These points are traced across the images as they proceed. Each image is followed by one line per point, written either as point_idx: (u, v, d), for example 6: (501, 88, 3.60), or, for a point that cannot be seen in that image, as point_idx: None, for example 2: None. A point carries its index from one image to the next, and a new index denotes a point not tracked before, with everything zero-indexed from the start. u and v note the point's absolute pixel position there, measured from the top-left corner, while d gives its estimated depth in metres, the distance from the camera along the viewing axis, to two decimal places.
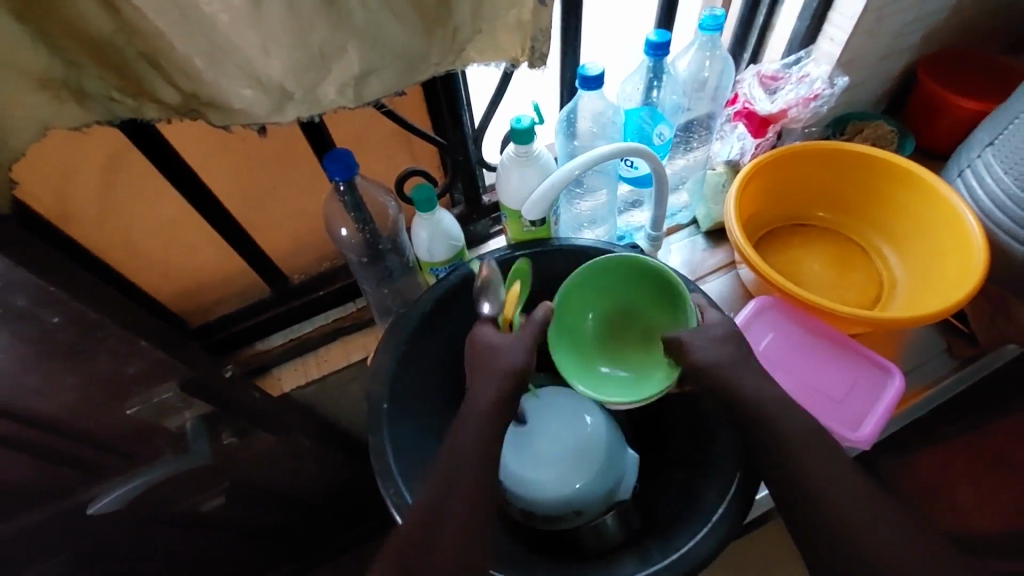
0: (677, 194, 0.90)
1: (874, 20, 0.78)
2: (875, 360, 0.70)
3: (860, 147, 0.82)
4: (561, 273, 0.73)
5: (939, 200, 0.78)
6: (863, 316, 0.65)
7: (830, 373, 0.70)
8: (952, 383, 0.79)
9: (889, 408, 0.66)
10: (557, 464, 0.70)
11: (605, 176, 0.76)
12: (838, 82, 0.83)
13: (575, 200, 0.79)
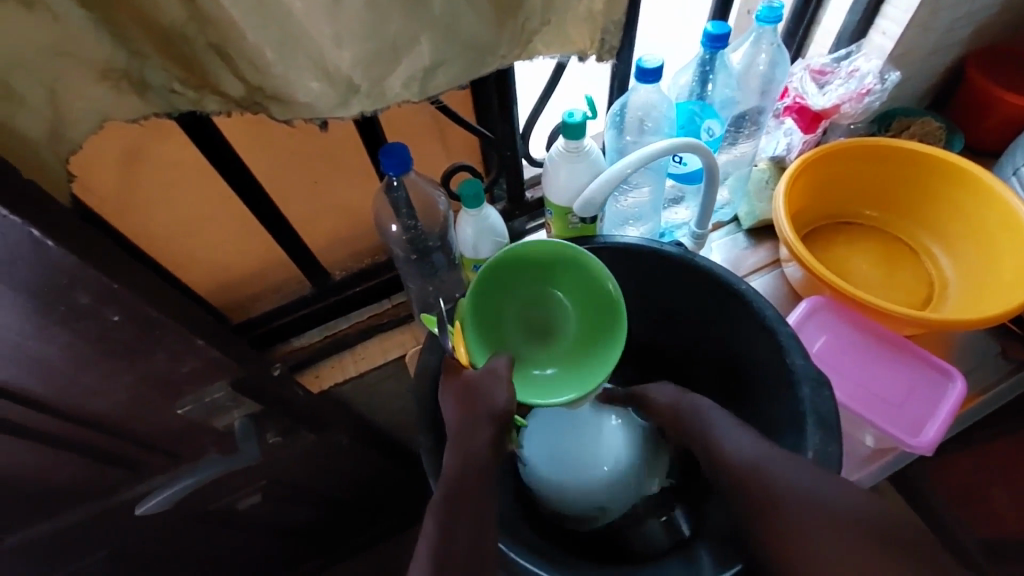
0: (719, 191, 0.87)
1: (932, 12, 0.76)
2: (934, 364, 0.68)
3: (912, 144, 0.79)
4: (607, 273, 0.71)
5: (997, 199, 0.76)
6: (924, 319, 0.63)
7: (886, 376, 0.68)
8: (1007, 388, 0.77)
9: (951, 413, 0.64)
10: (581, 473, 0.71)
11: (654, 172, 0.74)
12: (890, 77, 0.80)
13: (619, 197, 0.77)
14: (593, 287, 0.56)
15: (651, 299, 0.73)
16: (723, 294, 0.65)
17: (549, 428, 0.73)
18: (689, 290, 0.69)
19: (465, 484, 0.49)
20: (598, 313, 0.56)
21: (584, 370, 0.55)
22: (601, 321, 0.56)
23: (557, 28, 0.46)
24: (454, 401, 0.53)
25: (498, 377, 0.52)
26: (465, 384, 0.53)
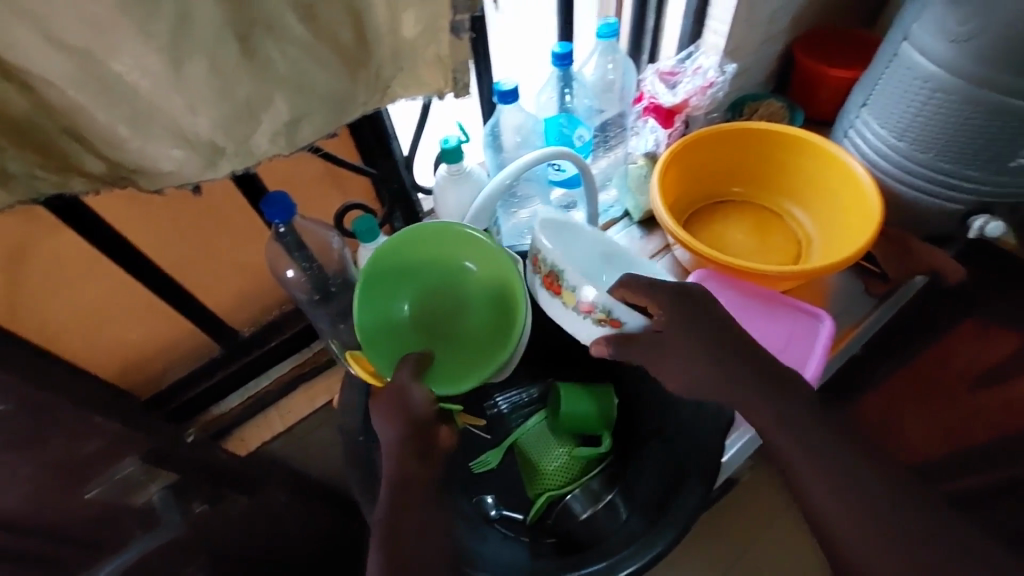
0: (608, 192, 0.99)
1: (749, 11, 0.88)
2: (805, 310, 0.77)
3: (756, 124, 0.90)
4: None
5: (834, 161, 0.87)
6: (787, 272, 0.72)
7: (770, 330, 0.76)
8: (878, 317, 0.92)
9: (823, 350, 0.74)
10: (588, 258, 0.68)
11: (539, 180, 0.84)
12: (728, 69, 0.90)
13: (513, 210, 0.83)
14: (492, 263, 0.67)
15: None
16: None
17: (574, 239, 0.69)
18: None
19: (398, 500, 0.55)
20: (494, 290, 0.68)
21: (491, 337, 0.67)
22: (490, 293, 0.68)
23: (411, 74, 0.50)
24: (401, 416, 0.60)
25: (405, 386, 0.61)
26: (390, 402, 0.61)
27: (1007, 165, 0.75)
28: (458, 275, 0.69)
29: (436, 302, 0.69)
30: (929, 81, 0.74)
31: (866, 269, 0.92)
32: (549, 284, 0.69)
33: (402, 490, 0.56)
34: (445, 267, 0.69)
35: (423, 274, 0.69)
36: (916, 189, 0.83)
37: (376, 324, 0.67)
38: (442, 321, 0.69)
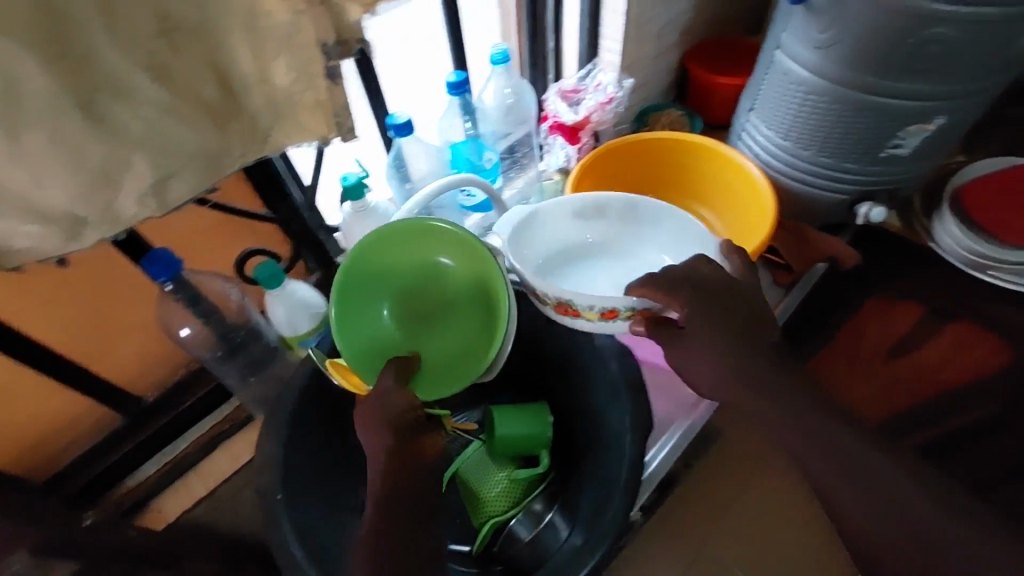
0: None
1: (637, 27, 0.92)
2: None
3: (656, 134, 0.94)
4: None
5: (733, 165, 0.92)
6: None
7: None
8: (790, 304, 0.96)
9: None
10: (563, 228, 0.78)
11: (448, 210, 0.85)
12: (625, 83, 0.96)
13: None
14: (470, 260, 0.64)
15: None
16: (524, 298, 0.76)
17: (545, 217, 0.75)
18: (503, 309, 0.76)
19: (385, 515, 0.53)
20: (478, 287, 0.65)
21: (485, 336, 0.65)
22: (477, 289, 0.65)
23: (289, 120, 0.48)
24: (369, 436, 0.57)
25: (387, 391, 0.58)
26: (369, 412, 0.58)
27: (881, 156, 0.81)
28: (440, 271, 0.67)
29: (417, 303, 0.67)
30: (802, 85, 0.79)
31: (771, 261, 0.97)
32: (560, 309, 0.65)
33: (385, 505, 0.53)
34: (418, 265, 0.66)
35: (400, 272, 0.67)
36: (806, 184, 0.89)
37: (356, 330, 0.65)
38: (427, 318, 0.67)
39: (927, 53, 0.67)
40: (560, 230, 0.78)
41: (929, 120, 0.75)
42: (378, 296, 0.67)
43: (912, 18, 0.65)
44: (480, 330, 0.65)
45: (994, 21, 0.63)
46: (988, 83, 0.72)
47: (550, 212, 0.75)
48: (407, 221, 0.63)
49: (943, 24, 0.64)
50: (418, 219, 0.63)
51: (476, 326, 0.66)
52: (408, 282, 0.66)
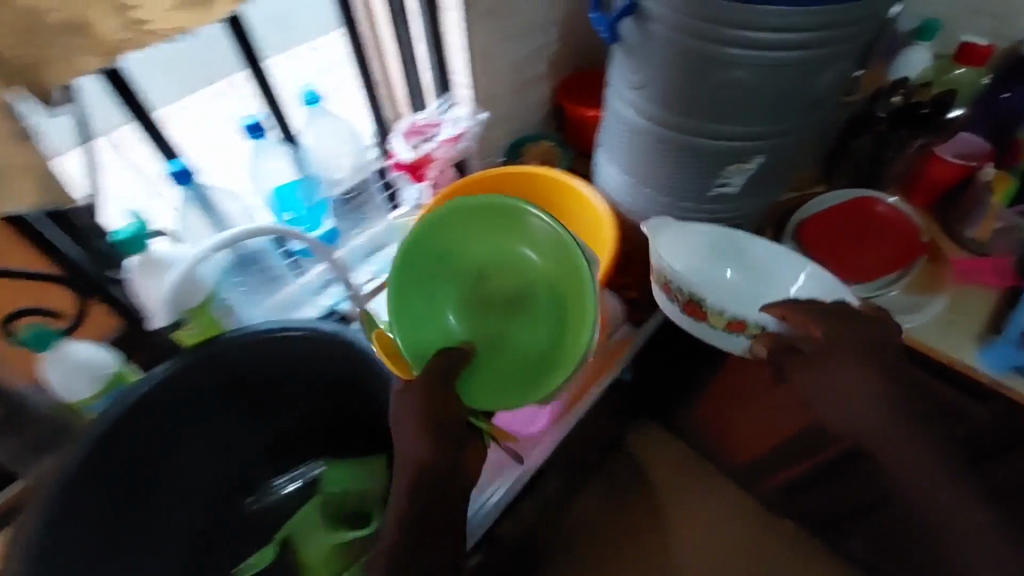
0: (365, 269, 0.94)
1: (485, 64, 0.91)
2: None
3: (509, 171, 0.93)
4: (237, 362, 0.76)
5: (585, 203, 0.92)
6: None
7: None
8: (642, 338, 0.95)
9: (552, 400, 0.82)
10: (697, 246, 0.83)
11: (270, 262, 0.82)
12: (480, 117, 0.94)
13: (251, 289, 0.83)
14: (548, 248, 0.69)
15: (297, 360, 0.79)
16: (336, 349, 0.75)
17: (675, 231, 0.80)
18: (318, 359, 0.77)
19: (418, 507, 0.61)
20: (556, 281, 0.69)
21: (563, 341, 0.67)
22: (561, 281, 0.68)
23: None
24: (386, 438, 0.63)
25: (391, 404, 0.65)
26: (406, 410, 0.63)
27: (712, 196, 0.81)
28: (514, 264, 0.72)
29: (506, 286, 0.72)
30: (628, 125, 0.79)
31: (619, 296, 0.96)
32: (688, 310, 0.77)
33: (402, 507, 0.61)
34: (512, 236, 0.71)
35: (485, 261, 0.73)
36: (652, 220, 0.89)
37: (419, 314, 0.73)
38: (512, 313, 0.72)
39: (730, 96, 0.68)
40: (690, 257, 0.82)
41: (747, 160, 0.75)
42: (497, 263, 0.72)
43: (711, 61, 0.66)
44: (572, 327, 0.67)
45: (783, 65, 0.65)
46: (795, 126, 0.73)
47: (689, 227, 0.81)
48: (474, 200, 0.70)
49: (739, 67, 0.65)
50: (488, 197, 0.70)
51: (539, 340, 0.70)
52: (480, 261, 0.72)
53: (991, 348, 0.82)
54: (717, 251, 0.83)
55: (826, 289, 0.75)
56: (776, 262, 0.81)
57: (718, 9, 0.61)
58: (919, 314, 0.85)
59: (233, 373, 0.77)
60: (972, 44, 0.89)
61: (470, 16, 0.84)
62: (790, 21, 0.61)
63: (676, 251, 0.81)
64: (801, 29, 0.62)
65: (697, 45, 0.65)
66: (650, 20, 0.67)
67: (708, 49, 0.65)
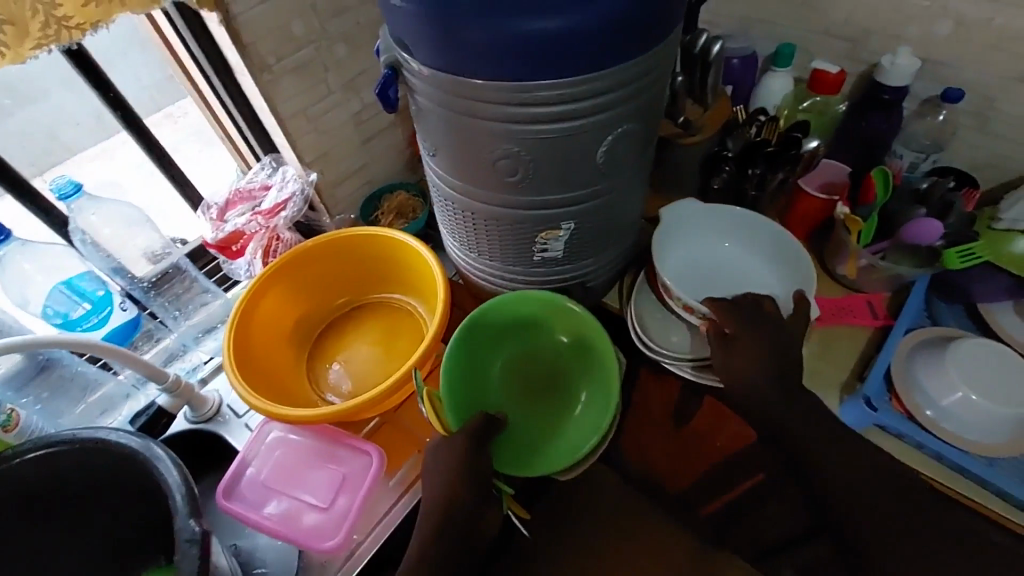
0: (197, 353, 0.88)
1: (308, 123, 0.85)
2: (358, 447, 0.73)
3: (339, 232, 0.87)
4: (24, 488, 0.69)
5: (421, 259, 0.86)
6: (293, 415, 0.70)
7: (319, 478, 0.71)
8: None
9: (363, 492, 0.69)
10: (686, 243, 0.86)
11: (67, 369, 0.79)
12: (311, 177, 0.88)
13: (54, 402, 0.78)
14: (574, 326, 0.80)
15: (91, 481, 0.71)
16: (130, 462, 0.68)
17: (676, 226, 0.85)
18: (116, 472, 0.70)
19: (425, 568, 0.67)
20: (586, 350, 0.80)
21: (599, 402, 0.77)
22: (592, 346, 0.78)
23: None
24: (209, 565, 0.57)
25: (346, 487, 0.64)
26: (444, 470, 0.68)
27: (537, 260, 0.74)
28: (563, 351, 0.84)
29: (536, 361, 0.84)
30: (439, 192, 0.72)
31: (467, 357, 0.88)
32: (665, 289, 0.80)
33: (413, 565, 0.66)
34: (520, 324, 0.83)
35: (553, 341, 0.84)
36: (493, 282, 0.82)
37: (463, 375, 0.79)
38: (537, 395, 0.83)
39: (525, 172, 0.60)
40: (682, 255, 0.86)
41: (560, 226, 0.68)
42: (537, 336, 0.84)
43: (494, 136, 0.58)
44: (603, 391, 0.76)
45: (572, 136, 0.57)
46: (608, 191, 0.66)
47: (684, 227, 0.86)
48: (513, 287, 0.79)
49: (525, 141, 0.57)
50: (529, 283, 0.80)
51: (529, 415, 0.81)
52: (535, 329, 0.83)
53: (848, 402, 0.77)
54: (715, 236, 0.87)
55: (796, 276, 0.80)
56: (766, 243, 0.84)
57: (481, 81, 0.53)
58: None
59: (24, 499, 0.69)
60: (820, 71, 0.85)
61: (266, 81, 0.77)
62: (564, 92, 0.53)
63: (670, 249, 0.85)
64: (580, 99, 0.54)
65: (475, 118, 0.57)
66: (425, 90, 0.58)
67: (487, 123, 0.57)
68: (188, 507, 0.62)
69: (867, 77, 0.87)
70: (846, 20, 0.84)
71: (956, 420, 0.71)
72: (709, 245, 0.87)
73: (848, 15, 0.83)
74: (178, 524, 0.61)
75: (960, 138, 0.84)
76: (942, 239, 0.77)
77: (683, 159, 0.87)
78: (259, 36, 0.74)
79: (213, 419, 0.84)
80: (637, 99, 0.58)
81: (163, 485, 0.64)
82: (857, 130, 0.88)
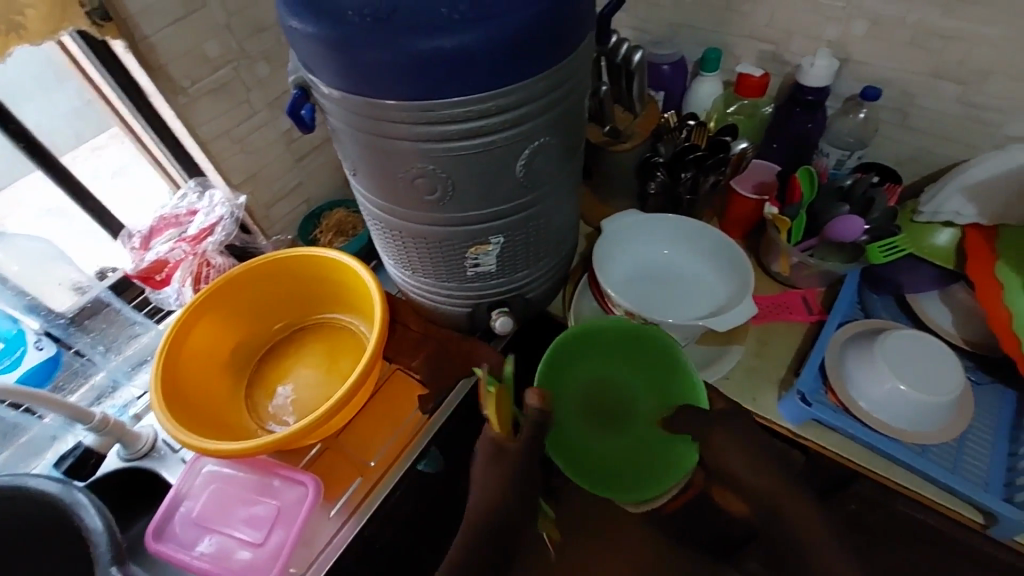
0: (128, 389, 0.85)
1: (234, 145, 0.83)
2: (294, 477, 0.72)
3: (271, 255, 0.85)
4: None
5: (357, 276, 0.84)
6: (225, 449, 0.68)
7: (256, 512, 0.70)
8: (459, 423, 0.85)
9: (300, 524, 0.68)
10: (625, 250, 0.86)
11: None
12: (239, 200, 0.86)
13: None
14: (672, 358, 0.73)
15: (11, 530, 0.67)
16: (51, 509, 0.65)
17: (615, 234, 0.84)
18: (37, 521, 0.67)
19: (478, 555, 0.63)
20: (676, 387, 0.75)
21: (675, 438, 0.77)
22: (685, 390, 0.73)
23: None
24: None
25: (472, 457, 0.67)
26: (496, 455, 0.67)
27: (471, 275, 0.73)
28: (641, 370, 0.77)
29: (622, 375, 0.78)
30: (367, 213, 0.71)
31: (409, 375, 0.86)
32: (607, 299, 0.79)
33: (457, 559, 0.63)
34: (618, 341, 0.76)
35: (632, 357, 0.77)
36: (433, 300, 0.81)
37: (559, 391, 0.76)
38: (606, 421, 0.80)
39: (445, 189, 0.60)
40: (621, 261, 0.85)
41: (489, 241, 0.67)
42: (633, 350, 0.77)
43: (408, 154, 0.57)
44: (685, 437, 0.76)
45: (487, 152, 0.56)
46: (534, 202, 0.66)
47: (622, 234, 0.85)
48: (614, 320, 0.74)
49: (440, 159, 0.56)
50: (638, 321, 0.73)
51: (610, 426, 0.80)
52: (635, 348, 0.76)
53: (786, 398, 0.77)
54: (654, 240, 0.87)
55: (731, 275, 0.81)
56: (702, 244, 0.85)
57: (388, 101, 0.52)
58: (717, 368, 0.81)
59: None
60: (745, 75, 0.87)
61: (183, 103, 0.75)
62: (472, 109, 0.53)
63: (611, 256, 0.84)
64: (491, 115, 0.54)
65: (386, 138, 0.56)
66: (336, 112, 0.57)
67: (400, 142, 0.56)
68: (112, 553, 0.59)
69: (790, 78, 0.89)
70: (765, 25, 0.86)
71: (888, 410, 0.73)
72: (650, 249, 0.87)
73: (768, 19, 0.85)
74: (99, 573, 0.58)
75: (881, 135, 0.86)
76: (868, 234, 0.79)
77: (617, 168, 0.89)
78: (171, 58, 0.72)
79: (149, 455, 0.80)
80: (554, 109, 0.58)
81: (85, 531, 0.61)
82: (785, 130, 0.90)
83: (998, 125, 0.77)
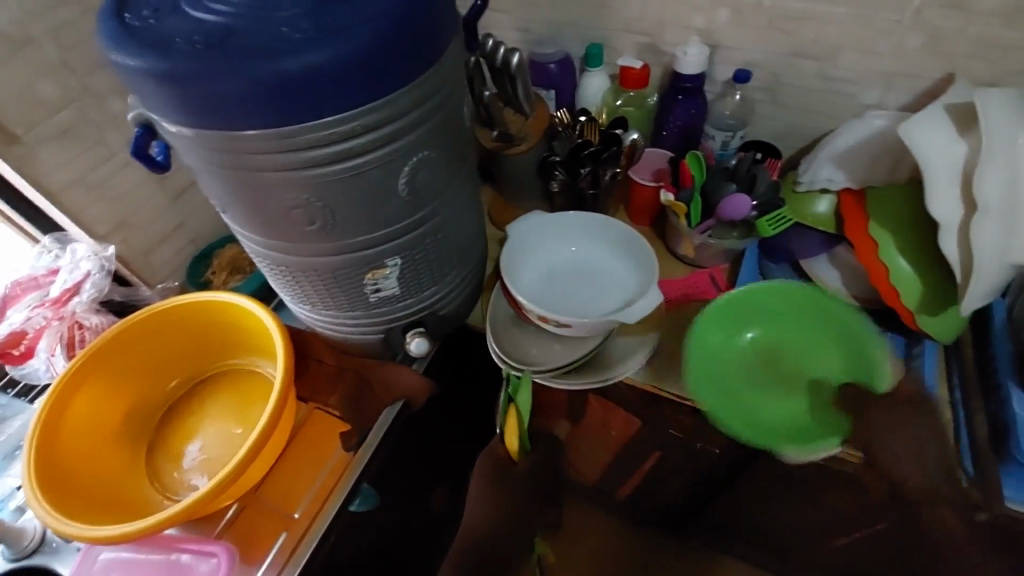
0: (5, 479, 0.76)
1: (94, 193, 0.75)
2: (205, 549, 0.67)
3: (154, 307, 0.77)
4: None
5: (253, 316, 0.78)
6: (119, 534, 0.61)
7: None
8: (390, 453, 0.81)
9: None
10: (532, 253, 0.86)
11: None
12: (107, 250, 0.78)
13: None
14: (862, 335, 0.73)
15: None
16: None
17: (519, 238, 0.84)
18: None
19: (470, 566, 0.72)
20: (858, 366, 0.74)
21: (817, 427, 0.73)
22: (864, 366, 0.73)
23: None
24: None
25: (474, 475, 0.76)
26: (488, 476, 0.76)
27: (375, 300, 0.70)
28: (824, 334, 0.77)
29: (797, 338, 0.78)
30: (250, 250, 0.66)
31: (326, 411, 0.81)
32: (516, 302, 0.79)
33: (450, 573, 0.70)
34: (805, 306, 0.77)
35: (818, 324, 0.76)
36: (340, 330, 0.77)
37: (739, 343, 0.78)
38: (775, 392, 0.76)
39: (325, 219, 0.56)
40: (530, 265, 0.85)
41: (386, 263, 0.64)
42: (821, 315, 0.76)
43: (277, 186, 0.53)
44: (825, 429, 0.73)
45: (363, 174, 0.53)
46: (427, 218, 0.63)
47: (526, 237, 0.85)
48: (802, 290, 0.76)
49: (313, 187, 0.53)
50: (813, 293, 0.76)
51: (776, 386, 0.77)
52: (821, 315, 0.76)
53: None
54: (559, 238, 0.87)
55: (637, 263, 0.83)
56: (606, 236, 0.86)
57: (240, 131, 0.48)
58: (640, 357, 0.80)
59: None
60: (625, 68, 0.89)
61: (20, 154, 0.66)
62: (337, 130, 0.50)
63: (518, 261, 0.84)
64: (358, 135, 0.51)
65: (249, 171, 0.52)
66: (188, 150, 0.52)
67: (265, 174, 0.52)
68: None
69: (669, 66, 0.91)
70: (639, 18, 0.88)
71: (796, 374, 0.76)
72: (556, 249, 0.87)
73: (640, 11, 0.87)
74: None
75: (758, 112, 0.91)
76: (755, 209, 0.83)
77: (516, 171, 0.89)
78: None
79: (39, 551, 0.71)
80: (431, 119, 0.56)
81: None
82: (672, 117, 0.92)
83: (855, 95, 0.83)
